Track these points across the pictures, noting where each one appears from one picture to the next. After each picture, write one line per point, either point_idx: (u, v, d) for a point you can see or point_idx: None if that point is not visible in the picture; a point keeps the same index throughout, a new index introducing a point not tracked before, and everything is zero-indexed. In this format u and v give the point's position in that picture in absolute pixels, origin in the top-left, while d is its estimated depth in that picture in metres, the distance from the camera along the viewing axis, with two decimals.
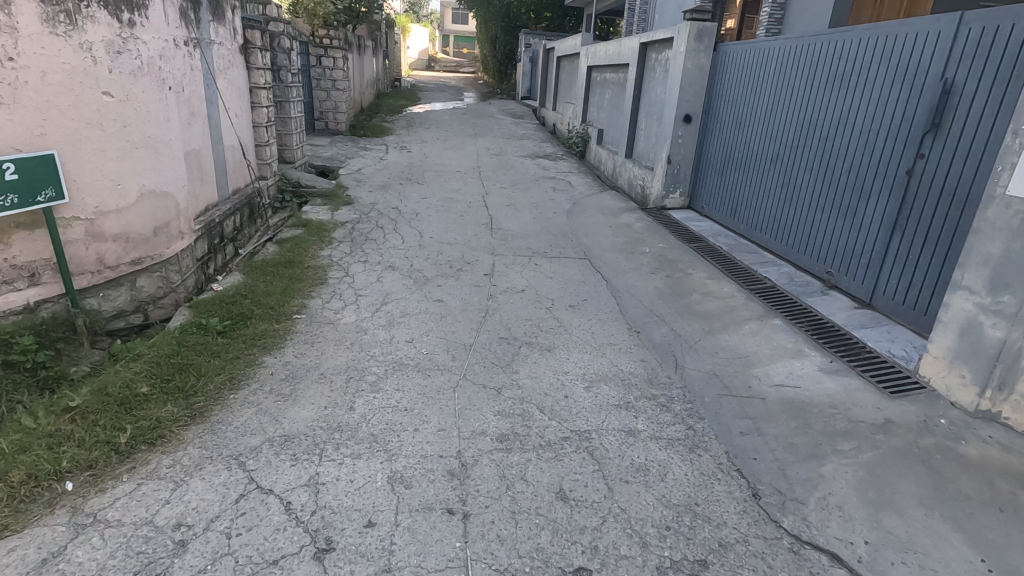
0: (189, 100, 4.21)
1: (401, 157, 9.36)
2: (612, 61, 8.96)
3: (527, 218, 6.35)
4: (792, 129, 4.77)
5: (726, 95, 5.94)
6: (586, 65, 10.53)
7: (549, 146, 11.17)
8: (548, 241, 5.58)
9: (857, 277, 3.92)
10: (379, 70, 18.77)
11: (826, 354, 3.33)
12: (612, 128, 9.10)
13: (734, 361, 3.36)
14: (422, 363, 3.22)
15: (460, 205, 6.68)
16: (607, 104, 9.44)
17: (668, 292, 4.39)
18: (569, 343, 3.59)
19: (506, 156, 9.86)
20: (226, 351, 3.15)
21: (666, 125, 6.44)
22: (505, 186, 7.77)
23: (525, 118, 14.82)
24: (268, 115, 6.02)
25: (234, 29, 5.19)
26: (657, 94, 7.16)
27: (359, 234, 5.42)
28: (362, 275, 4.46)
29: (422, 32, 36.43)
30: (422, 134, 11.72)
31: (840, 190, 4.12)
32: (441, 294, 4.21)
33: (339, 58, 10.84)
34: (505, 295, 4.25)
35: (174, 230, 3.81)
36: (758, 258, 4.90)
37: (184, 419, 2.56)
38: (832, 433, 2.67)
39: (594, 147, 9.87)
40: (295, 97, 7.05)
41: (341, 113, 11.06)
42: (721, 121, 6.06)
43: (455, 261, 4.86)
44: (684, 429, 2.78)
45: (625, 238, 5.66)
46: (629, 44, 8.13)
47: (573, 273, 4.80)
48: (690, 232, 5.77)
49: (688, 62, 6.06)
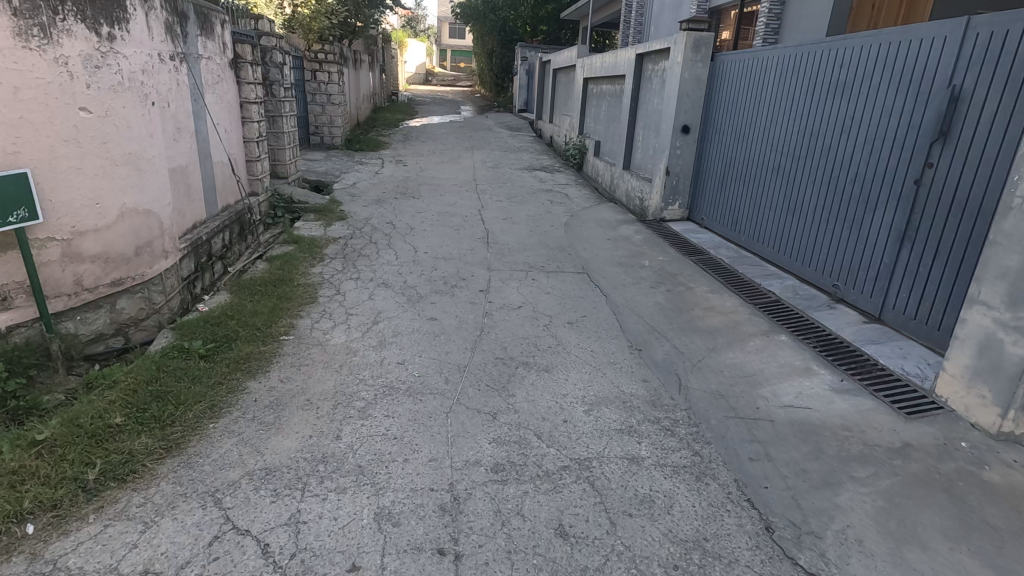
0: (174, 115, 4.09)
1: (397, 170, 9.27)
2: (608, 73, 8.90)
3: (524, 231, 6.23)
4: (792, 139, 4.67)
5: (725, 105, 5.86)
6: (582, 77, 10.48)
7: (546, 158, 11.09)
8: (546, 255, 5.45)
9: (865, 290, 3.79)
10: (376, 85, 18.79)
11: (835, 371, 3.19)
12: (610, 139, 9.02)
13: (740, 380, 3.22)
14: (414, 386, 3.07)
15: (456, 219, 6.56)
16: (604, 115, 9.37)
17: (669, 307, 4.26)
18: (568, 362, 3.45)
19: (503, 169, 9.77)
20: (208, 376, 3.00)
21: (664, 136, 6.35)
22: (501, 199, 7.66)
23: (522, 131, 14.78)
24: (260, 130, 5.92)
25: (223, 43, 5.11)
26: (654, 105, 7.08)
27: (352, 250, 5.29)
28: (353, 292, 4.33)
29: (419, 47, 36.67)
30: (418, 148, 11.66)
31: (845, 201, 4.00)
32: (435, 312, 4.08)
33: (334, 72, 10.80)
34: (501, 312, 4.12)
35: (158, 249, 3.68)
36: (761, 270, 4.77)
37: (159, 452, 2.41)
38: (847, 458, 2.52)
39: (591, 159, 9.79)
40: (288, 112, 6.96)
41: (337, 127, 11.00)
42: (720, 131, 5.96)
43: (450, 278, 4.73)
44: (689, 455, 2.63)
45: (624, 252, 5.53)
46: (625, 55, 8.08)
47: (571, 288, 4.66)
48: (690, 244, 5.65)
49: (685, 72, 5.98)
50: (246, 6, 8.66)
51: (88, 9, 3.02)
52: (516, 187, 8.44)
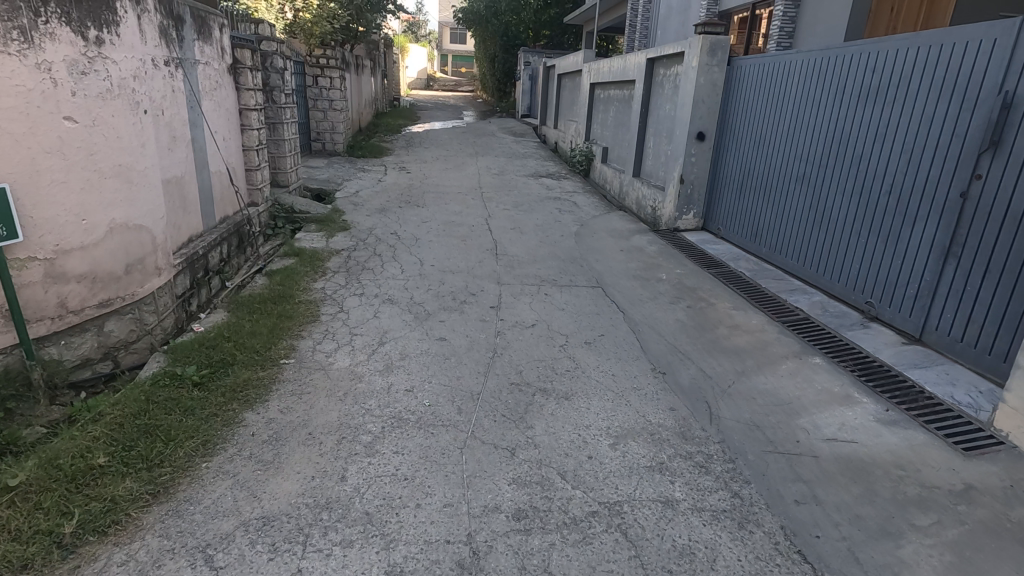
0: (169, 123, 3.88)
1: (401, 178, 9.06)
2: (617, 78, 8.69)
3: (533, 242, 6.00)
4: (817, 148, 4.46)
5: (744, 111, 5.64)
6: (589, 82, 10.28)
7: (552, 165, 10.88)
8: (558, 267, 5.22)
9: (903, 309, 3.56)
10: (378, 90, 18.65)
11: (879, 399, 2.96)
12: (618, 146, 8.80)
13: (776, 408, 2.98)
14: (424, 418, 2.84)
15: (463, 229, 6.34)
16: (612, 121, 9.16)
17: (692, 325, 4.02)
18: (588, 388, 3.22)
19: (508, 176, 9.56)
20: (201, 408, 2.77)
21: (678, 143, 6.13)
22: (508, 207, 7.43)
23: (526, 137, 14.58)
24: (260, 138, 5.71)
25: (222, 48, 4.90)
26: (666, 111, 6.86)
27: (355, 263, 5.07)
28: (357, 310, 4.10)
29: (421, 52, 36.58)
30: (421, 154, 11.45)
31: (878, 213, 3.79)
32: (445, 331, 3.85)
33: (336, 78, 10.60)
34: (514, 331, 3.89)
35: (150, 266, 3.46)
36: (786, 285, 4.54)
37: (145, 499, 2.18)
38: (905, 502, 2.28)
39: (599, 165, 9.57)
40: (289, 118, 6.75)
41: (339, 133, 10.81)
42: (738, 138, 5.75)
43: (458, 293, 4.50)
44: (729, 497, 2.39)
45: (639, 264, 5.30)
46: (635, 60, 7.87)
47: (586, 304, 4.43)
48: (708, 256, 5.43)
49: (701, 78, 5.77)
50: (246, 10, 8.48)
51: (73, 11, 2.80)
52: (523, 195, 8.22)
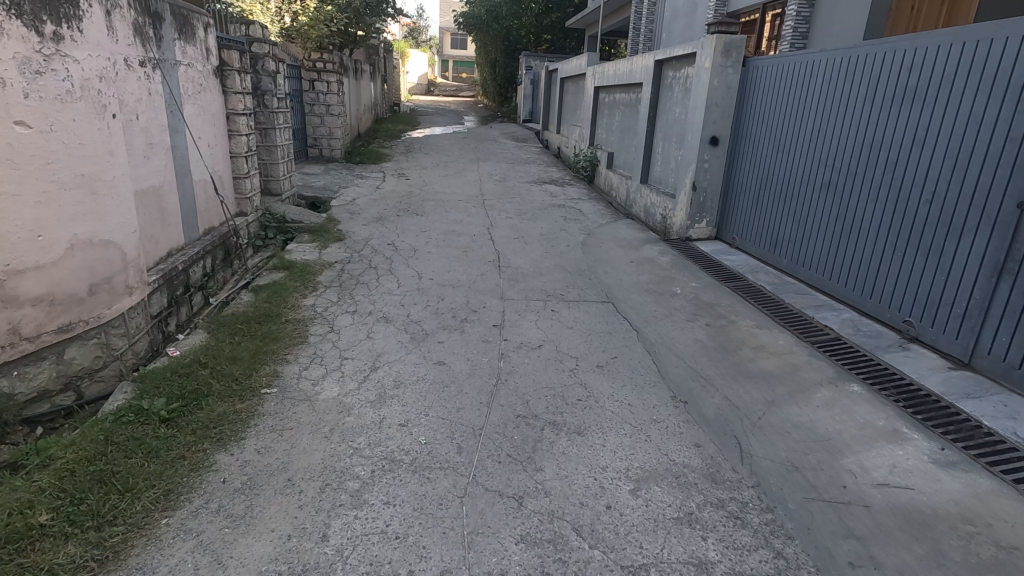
0: (144, 129, 3.58)
1: (400, 185, 8.77)
2: (623, 81, 8.40)
3: (538, 253, 5.69)
4: (841, 154, 4.17)
5: (761, 114, 5.32)
6: (593, 86, 10.00)
7: (555, 171, 10.59)
8: (565, 280, 4.90)
9: (948, 330, 3.24)
10: (378, 95, 18.42)
11: (932, 435, 2.63)
12: (624, 151, 8.50)
13: (815, 445, 2.65)
14: (420, 459, 2.51)
15: (463, 239, 6.03)
16: (618, 125, 8.86)
17: (713, 345, 3.70)
18: (603, 420, 2.90)
19: (510, 182, 9.26)
20: (167, 449, 2.45)
21: (690, 148, 5.82)
22: (511, 215, 7.13)
23: (528, 142, 14.31)
24: (249, 144, 5.41)
25: (208, 49, 4.60)
26: (676, 115, 6.56)
27: (349, 277, 4.75)
28: (349, 330, 3.79)
29: (422, 57, 36.42)
30: (421, 160, 11.17)
31: (915, 224, 3.47)
32: (443, 354, 3.53)
33: (334, 82, 10.31)
34: (520, 353, 3.57)
35: (120, 285, 3.15)
36: (811, 301, 4.22)
37: (89, 568, 1.86)
38: (979, 567, 1.95)
39: (604, 171, 9.27)
40: (281, 124, 6.46)
41: (336, 139, 10.52)
42: (754, 142, 5.43)
43: (459, 310, 4.19)
44: (771, 558, 2.07)
45: (651, 277, 4.98)
46: (642, 62, 7.57)
47: (596, 322, 4.11)
48: (723, 268, 5.10)
49: (714, 79, 5.46)
50: (240, 12, 8.36)
51: (26, 3, 2.50)
52: (526, 202, 7.91)
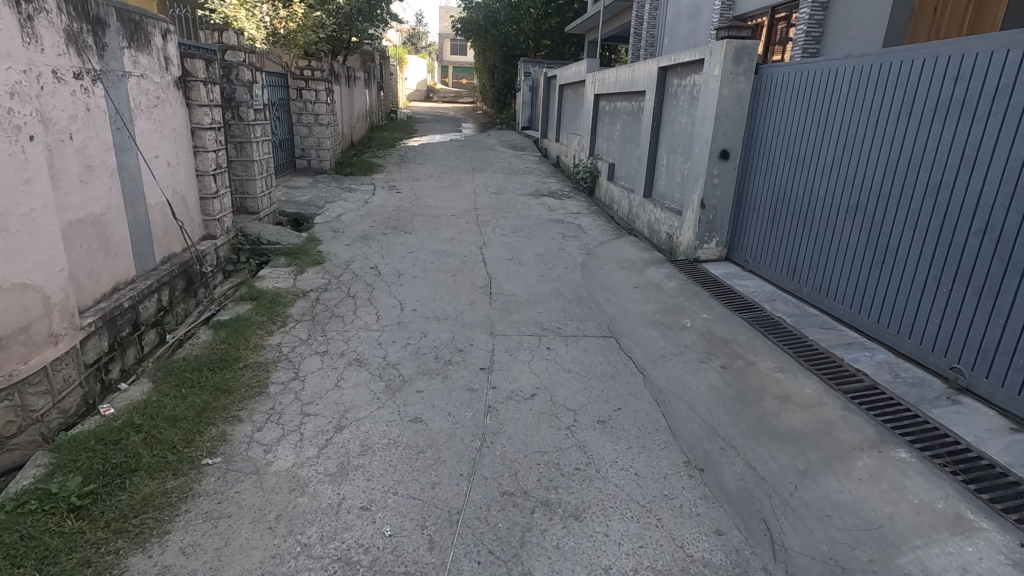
0: (80, 151, 3.14)
1: (390, 199, 8.33)
2: (624, 88, 7.97)
3: (534, 277, 5.24)
4: (871, 174, 3.69)
5: (775, 125, 4.87)
6: (593, 93, 9.58)
7: (553, 182, 10.15)
8: (562, 311, 4.45)
9: (1008, 384, 2.77)
10: (373, 102, 18.03)
11: (1005, 525, 2.17)
12: (626, 163, 8.07)
13: (863, 536, 2.19)
14: (382, 560, 2.06)
15: (453, 261, 5.58)
16: (619, 135, 8.42)
17: (731, 394, 3.24)
18: (605, 498, 2.44)
19: (507, 195, 8.82)
20: (68, 553, 1.99)
21: (698, 162, 5.37)
22: (506, 233, 6.68)
23: (527, 151, 13.90)
24: (219, 161, 4.97)
25: (167, 58, 4.17)
26: (682, 126, 6.12)
27: (323, 308, 4.31)
28: (316, 376, 3.34)
29: (420, 64, 36.08)
30: (415, 171, 10.74)
31: (964, 257, 3.02)
32: (421, 406, 3.08)
33: (322, 91, 9.87)
34: (509, 406, 3.11)
35: (41, 334, 2.70)
36: (839, 337, 3.75)
37: None
38: None
39: (605, 183, 8.82)
40: (258, 137, 6.02)
41: (325, 149, 10.08)
42: (768, 156, 4.97)
43: (443, 349, 3.73)
44: None
45: (658, 306, 4.52)
46: (644, 69, 7.14)
47: (597, 363, 3.66)
48: (737, 295, 4.65)
49: (724, 88, 5.02)
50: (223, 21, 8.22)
51: None
52: (523, 217, 7.46)
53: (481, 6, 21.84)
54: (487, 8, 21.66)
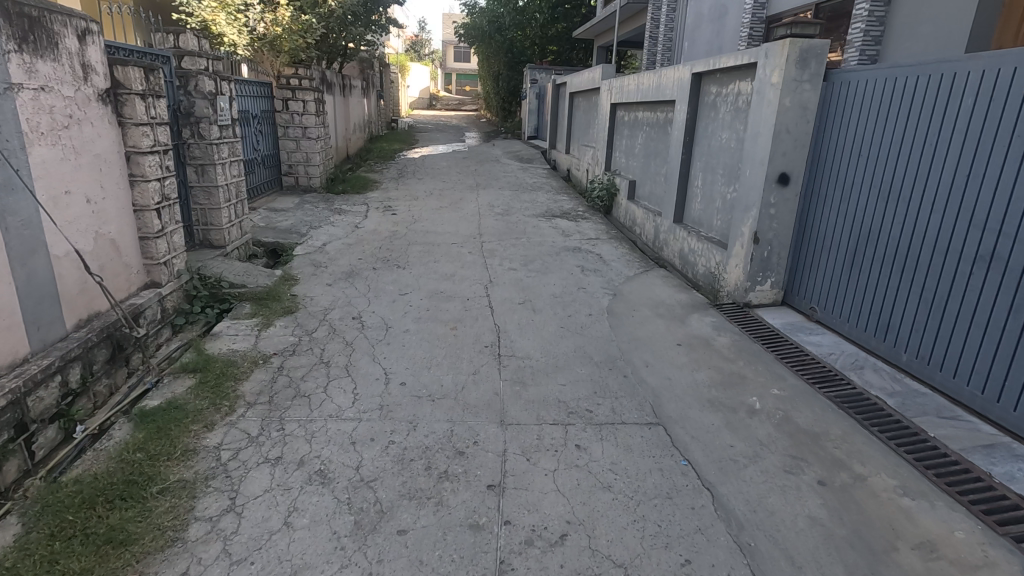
0: None
1: (383, 222, 7.41)
2: (648, 98, 7.02)
3: (552, 329, 4.28)
4: (1011, 218, 2.79)
5: (848, 144, 3.92)
6: (609, 102, 8.67)
7: (565, 200, 9.21)
8: (590, 384, 3.50)
9: None
10: (372, 112, 17.16)
11: None
12: (650, 181, 7.14)
13: None
14: None
15: (454, 306, 4.65)
16: (641, 150, 7.49)
17: (846, 536, 2.27)
18: None
19: (514, 216, 7.88)
20: None
21: (751, 188, 4.42)
22: (515, 266, 5.73)
23: (534, 163, 13.01)
24: (167, 191, 4.06)
25: (86, 66, 3.27)
26: (727, 143, 5.16)
27: (286, 383, 3.38)
28: (259, 506, 2.39)
29: (422, 71, 35.36)
30: (413, 188, 9.82)
31: None
32: (404, 564, 2.13)
33: (310, 101, 8.86)
34: (530, 561, 2.16)
35: None
36: (971, 436, 2.79)
37: None
38: None
39: (625, 203, 7.89)
40: (223, 158, 5.11)
41: (314, 165, 9.13)
42: (838, 182, 4.02)
43: (437, 452, 2.79)
44: None
45: (712, 376, 3.56)
46: (673, 75, 6.21)
47: (646, 474, 2.69)
48: (811, 361, 3.68)
49: (785, 98, 4.08)
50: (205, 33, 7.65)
51: None
52: (534, 245, 6.52)
53: (484, 11, 20.99)
54: (490, 13, 20.75)
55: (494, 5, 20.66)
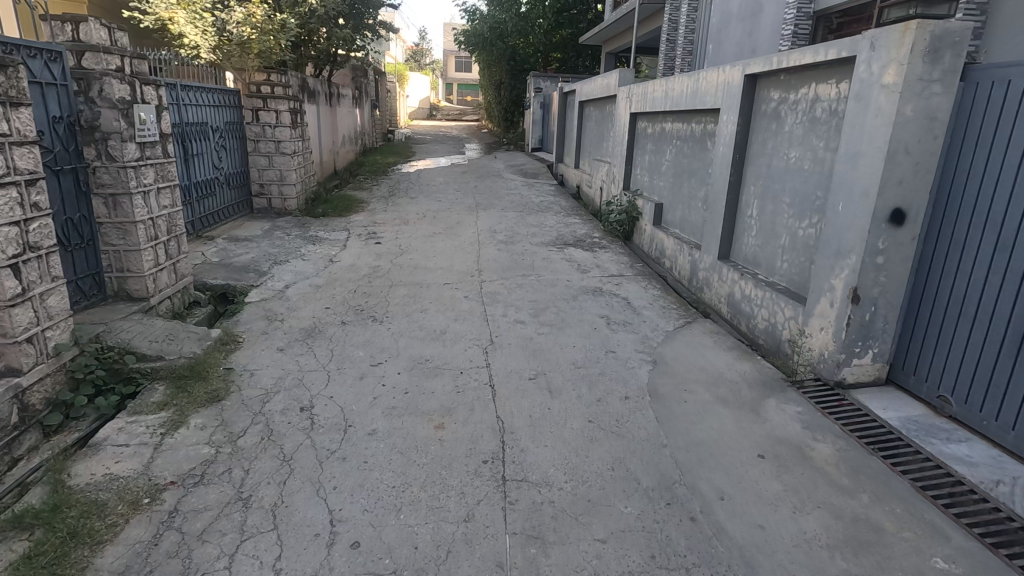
0: None
1: (364, 254, 6.23)
2: (682, 106, 5.82)
3: (578, 427, 3.07)
4: None
5: (1007, 173, 2.73)
6: (629, 111, 7.51)
7: (578, 224, 8.00)
8: (645, 541, 2.29)
9: None
10: (365, 123, 15.99)
11: None
12: (683, 206, 5.95)
13: None
14: None
15: (442, 386, 3.45)
16: (671, 168, 6.31)
17: None
18: None
19: (520, 245, 6.69)
20: None
21: (851, 229, 3.22)
22: (523, 319, 4.53)
23: (541, 178, 11.87)
24: (33, 237, 2.86)
25: None
26: (802, 165, 3.97)
27: (173, 549, 2.16)
28: None
29: (422, 80, 34.49)
30: (404, 209, 8.63)
31: None
32: None
33: (284, 111, 7.68)
34: None
35: None
36: None
37: None
38: None
39: (650, 229, 6.71)
40: (144, 186, 3.94)
41: (289, 185, 7.93)
42: (988, 226, 2.82)
43: None
44: None
45: (829, 526, 2.34)
46: (719, 77, 5.03)
47: None
48: (972, 497, 2.46)
49: (906, 105, 2.90)
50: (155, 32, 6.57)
51: None
52: (546, 286, 5.33)
53: (485, 16, 19.97)
54: (492, 19, 19.51)
55: (495, 10, 19.50)
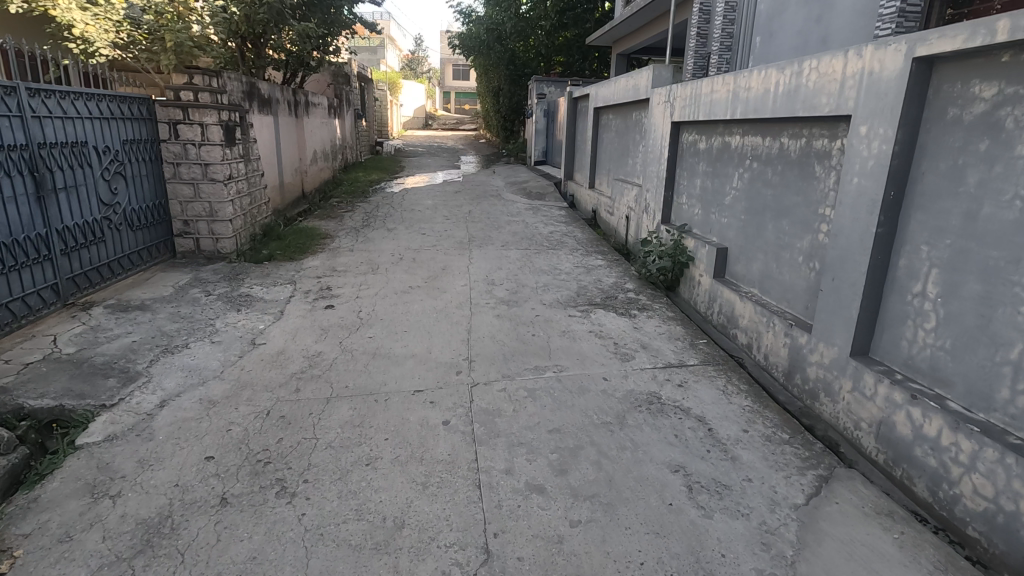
0: None
1: (305, 329, 4.33)
2: (769, 113, 3.92)
3: None
4: None
5: None
6: (670, 119, 5.63)
7: (602, 268, 6.09)
8: None
9: None
10: (348, 136, 14.19)
11: None
12: (770, 258, 4.06)
13: None
14: None
15: None
16: (744, 200, 4.42)
17: None
18: None
19: (528, 308, 4.79)
20: None
21: None
22: (541, 481, 2.62)
23: (548, 199, 9.98)
24: None
25: None
26: None
27: None
28: None
29: (416, 87, 32.85)
30: (377, 247, 6.74)
31: None
32: None
33: (211, 126, 5.76)
34: None
35: None
36: None
37: None
38: None
39: (709, 285, 4.79)
40: None
41: (222, 221, 6.03)
42: None
43: None
44: None
45: None
46: (853, 66, 3.10)
47: None
48: None
49: None
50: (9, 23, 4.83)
51: None
52: (572, 393, 3.42)
53: (482, 18, 18.26)
54: (490, 21, 17.84)
55: (493, 10, 17.77)
